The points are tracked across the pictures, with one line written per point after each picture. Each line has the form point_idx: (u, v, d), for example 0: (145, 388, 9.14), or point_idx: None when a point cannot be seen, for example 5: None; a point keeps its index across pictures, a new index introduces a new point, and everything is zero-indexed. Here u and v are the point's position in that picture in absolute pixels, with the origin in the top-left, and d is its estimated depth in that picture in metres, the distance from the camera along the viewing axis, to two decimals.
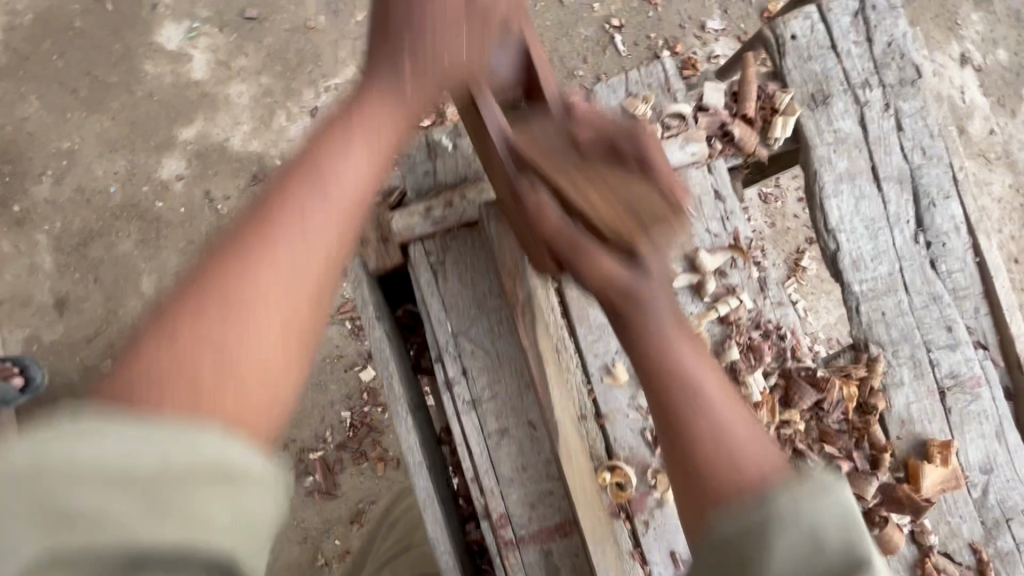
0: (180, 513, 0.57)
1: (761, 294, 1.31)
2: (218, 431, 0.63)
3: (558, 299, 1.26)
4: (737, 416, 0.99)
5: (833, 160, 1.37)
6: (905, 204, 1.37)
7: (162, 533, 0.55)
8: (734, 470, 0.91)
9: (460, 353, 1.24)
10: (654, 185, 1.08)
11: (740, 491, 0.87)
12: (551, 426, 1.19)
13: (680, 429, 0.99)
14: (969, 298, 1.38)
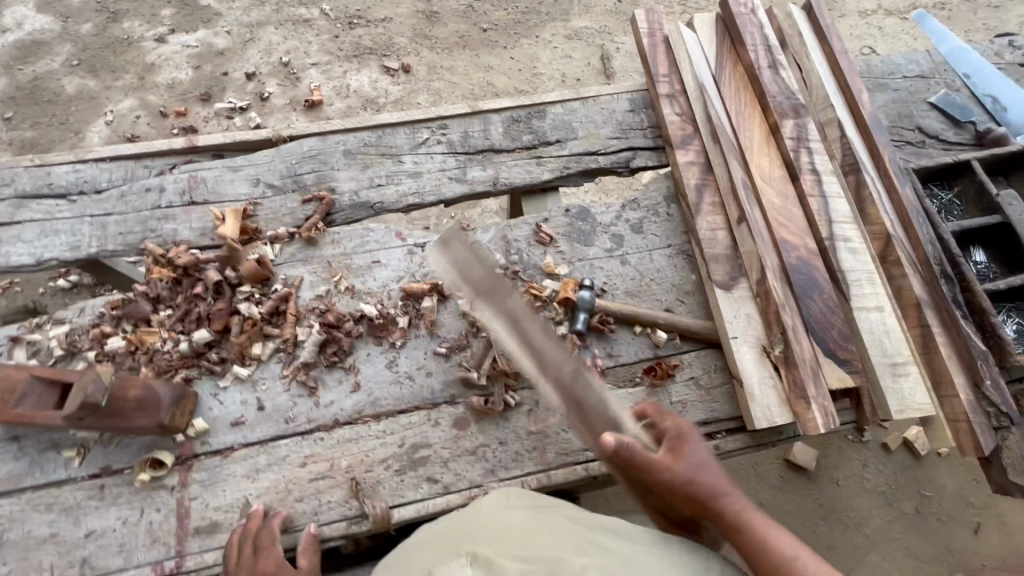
0: None
1: (537, 277, 1.48)
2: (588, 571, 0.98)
3: (355, 348, 1.37)
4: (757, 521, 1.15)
5: (566, 166, 1.63)
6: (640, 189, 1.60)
7: None
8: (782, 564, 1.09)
9: (255, 441, 1.28)
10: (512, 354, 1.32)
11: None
12: (366, 466, 1.27)
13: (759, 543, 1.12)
14: (734, 208, 1.49)
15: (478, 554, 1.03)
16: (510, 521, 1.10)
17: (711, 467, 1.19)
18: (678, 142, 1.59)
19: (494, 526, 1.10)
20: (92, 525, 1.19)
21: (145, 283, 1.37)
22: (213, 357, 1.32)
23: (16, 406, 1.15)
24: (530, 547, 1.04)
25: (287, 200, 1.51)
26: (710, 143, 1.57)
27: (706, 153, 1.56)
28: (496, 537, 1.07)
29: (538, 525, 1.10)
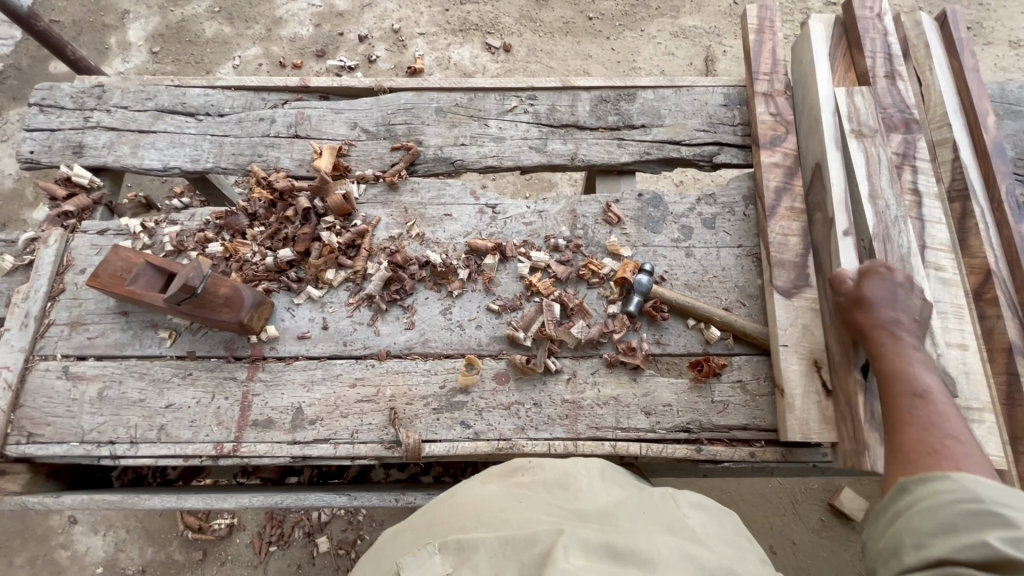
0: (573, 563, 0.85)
1: (598, 253, 1.50)
2: (570, 532, 0.91)
3: (415, 290, 1.46)
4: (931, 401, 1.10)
5: (646, 152, 1.63)
6: (717, 186, 1.57)
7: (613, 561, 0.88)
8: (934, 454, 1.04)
9: (312, 357, 1.40)
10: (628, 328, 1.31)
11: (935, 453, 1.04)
12: (407, 397, 1.36)
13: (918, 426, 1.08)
14: (815, 216, 1.43)
15: (449, 541, 0.95)
16: (484, 495, 1.08)
17: (896, 309, 1.16)
18: (769, 141, 1.54)
19: (469, 500, 1.07)
20: (171, 399, 1.36)
21: (247, 201, 1.54)
22: (292, 274, 1.46)
23: (130, 284, 1.33)
24: (503, 522, 0.98)
25: (379, 146, 1.63)
26: (802, 148, 1.51)
27: (796, 158, 1.51)
28: (467, 520, 1.01)
29: (512, 501, 1.05)
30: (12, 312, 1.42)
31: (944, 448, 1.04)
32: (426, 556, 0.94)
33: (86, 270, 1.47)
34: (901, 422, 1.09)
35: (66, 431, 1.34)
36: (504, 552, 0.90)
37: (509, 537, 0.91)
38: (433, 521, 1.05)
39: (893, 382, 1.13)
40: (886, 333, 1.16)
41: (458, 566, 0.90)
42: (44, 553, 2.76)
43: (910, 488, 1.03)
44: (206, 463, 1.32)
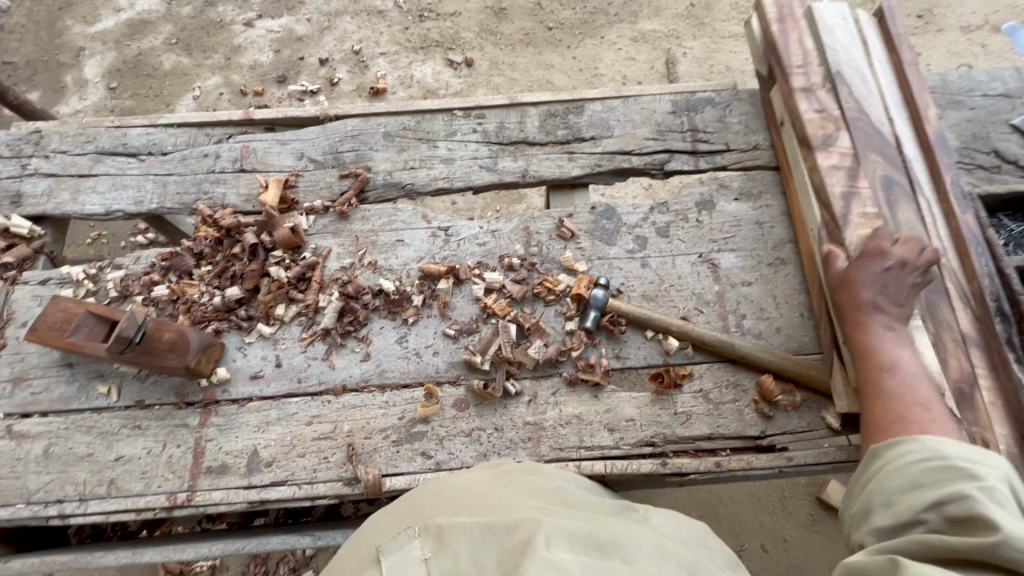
0: (559, 560, 0.77)
1: (553, 269, 1.49)
2: (557, 529, 0.83)
3: (369, 319, 1.44)
4: (915, 379, 1.17)
5: (596, 163, 1.63)
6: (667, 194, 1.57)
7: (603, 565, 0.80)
8: (895, 427, 1.13)
9: (264, 397, 1.37)
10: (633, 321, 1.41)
11: (901, 421, 1.13)
12: (365, 430, 1.33)
13: (880, 403, 1.17)
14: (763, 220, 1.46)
15: (429, 525, 0.86)
16: (463, 486, 1.00)
17: (880, 288, 1.22)
18: None
19: (450, 489, 1.00)
20: (121, 451, 1.32)
21: (193, 240, 1.51)
22: (241, 313, 1.43)
23: (70, 335, 1.30)
24: (487, 508, 0.91)
25: (327, 174, 1.61)
26: None
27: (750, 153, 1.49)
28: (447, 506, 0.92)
29: (493, 490, 0.98)
30: None
31: (910, 416, 1.13)
32: (403, 540, 0.83)
33: (28, 323, 1.42)
34: (873, 393, 1.18)
35: (12, 492, 1.29)
36: (488, 539, 0.81)
37: (491, 526, 0.83)
38: (408, 510, 0.96)
39: (872, 359, 1.20)
40: (875, 311, 1.22)
41: (438, 551, 0.81)
42: None
43: (880, 453, 1.10)
44: (159, 515, 1.28)
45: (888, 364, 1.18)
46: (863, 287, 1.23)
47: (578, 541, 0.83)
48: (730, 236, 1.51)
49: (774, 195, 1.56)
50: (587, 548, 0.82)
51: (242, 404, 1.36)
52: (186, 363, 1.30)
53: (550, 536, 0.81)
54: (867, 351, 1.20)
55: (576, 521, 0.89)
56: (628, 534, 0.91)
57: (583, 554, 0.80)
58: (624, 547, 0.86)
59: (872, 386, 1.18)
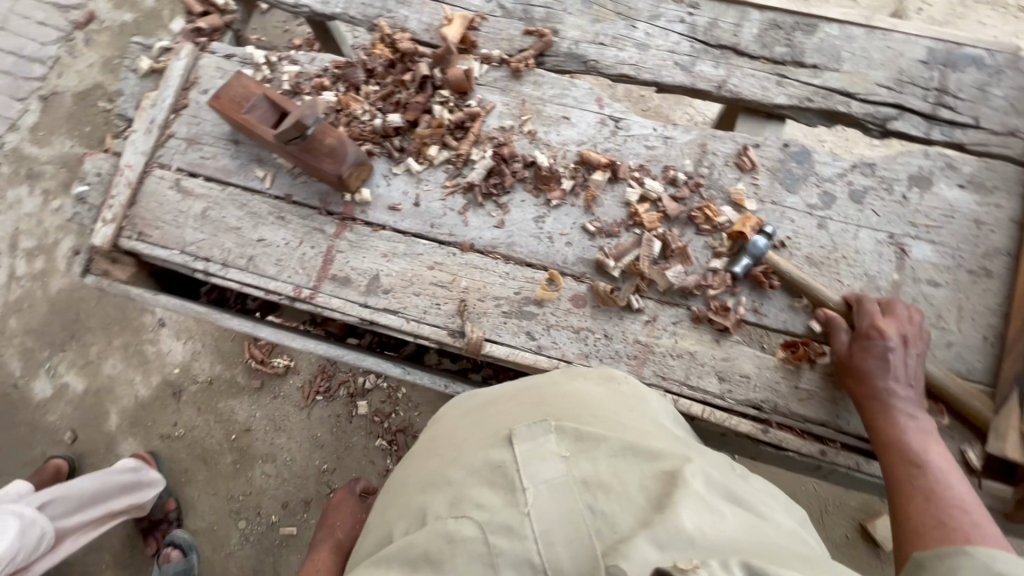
0: (704, 497, 0.80)
1: (718, 197, 1.34)
2: (699, 468, 0.86)
3: (513, 188, 1.39)
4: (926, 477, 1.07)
5: (806, 97, 1.40)
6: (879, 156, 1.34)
7: (743, 515, 0.81)
8: (929, 531, 1.01)
9: (396, 230, 1.39)
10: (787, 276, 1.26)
11: (933, 527, 1.01)
12: (480, 291, 1.34)
13: (923, 504, 1.05)
14: None
15: (566, 427, 0.93)
16: (593, 394, 1.04)
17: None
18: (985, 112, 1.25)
19: (577, 395, 1.03)
20: (264, 235, 1.41)
21: (367, 56, 1.49)
22: (396, 142, 1.42)
23: (246, 113, 1.35)
24: (621, 426, 0.95)
25: (511, 26, 1.49)
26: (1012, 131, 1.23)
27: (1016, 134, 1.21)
28: (579, 410, 0.98)
29: (623, 409, 1.02)
30: (140, 114, 1.49)
31: (942, 523, 1.01)
32: (541, 432, 0.91)
33: (209, 91, 1.49)
34: (909, 487, 1.08)
35: (171, 238, 1.43)
36: (626, 459, 0.87)
37: (634, 447, 0.88)
38: (537, 400, 1.03)
39: (902, 446, 1.11)
40: (888, 399, 1.14)
41: (576, 453, 0.88)
42: (135, 342, 3.20)
43: (920, 562, 0.98)
44: (283, 301, 1.39)
45: (896, 447, 1.12)
46: (868, 375, 1.15)
47: (722, 487, 0.84)
48: (936, 225, 1.29)
49: (1012, 196, 1.29)
50: (730, 495, 0.84)
51: (376, 228, 1.39)
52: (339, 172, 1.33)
53: (695, 473, 0.84)
54: (890, 444, 1.12)
55: (714, 466, 0.90)
56: (764, 494, 0.91)
57: (726, 499, 0.82)
58: (761, 505, 0.87)
59: (910, 480, 1.08)
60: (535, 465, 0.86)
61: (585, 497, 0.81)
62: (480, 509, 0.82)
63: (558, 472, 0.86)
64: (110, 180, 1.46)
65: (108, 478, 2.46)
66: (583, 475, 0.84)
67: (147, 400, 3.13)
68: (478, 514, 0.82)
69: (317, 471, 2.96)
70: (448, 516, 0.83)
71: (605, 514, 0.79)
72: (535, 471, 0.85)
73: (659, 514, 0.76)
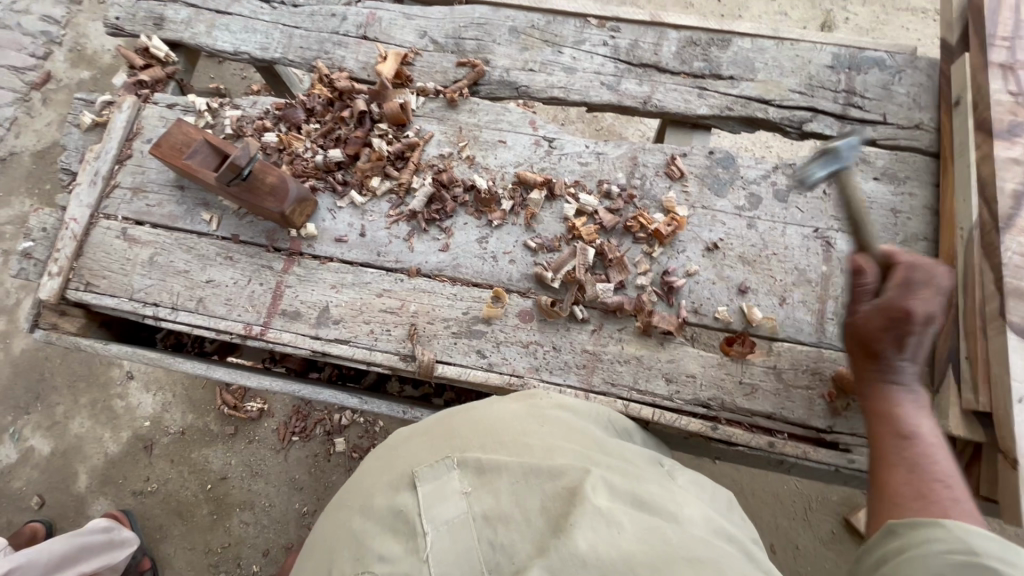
0: (602, 513, 0.82)
1: (650, 205, 1.40)
2: (597, 483, 0.87)
3: (455, 212, 1.43)
4: (917, 450, 1.04)
5: (726, 106, 1.48)
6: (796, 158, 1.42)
7: (644, 520, 0.84)
8: (905, 502, 0.99)
9: (343, 261, 1.42)
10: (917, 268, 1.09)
11: (918, 497, 0.98)
12: (429, 315, 1.36)
13: (905, 472, 1.02)
14: None
15: (467, 459, 0.93)
16: (503, 415, 1.03)
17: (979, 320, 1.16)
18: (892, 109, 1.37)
19: (487, 415, 1.03)
20: (212, 276, 1.42)
21: (307, 96, 1.54)
22: (338, 177, 1.46)
23: (187, 158, 1.38)
24: (525, 446, 0.95)
25: (444, 59, 1.56)
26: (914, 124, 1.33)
27: None
28: (484, 437, 0.98)
29: (533, 423, 1.02)
30: (84, 168, 1.51)
31: (931, 493, 0.98)
32: (443, 470, 0.92)
33: (153, 140, 1.52)
34: (890, 457, 1.05)
35: (118, 286, 1.43)
36: (527, 484, 0.87)
37: (532, 470, 0.89)
38: (443, 430, 1.01)
39: (887, 417, 1.09)
40: (890, 374, 1.10)
41: (477, 488, 0.88)
42: (103, 398, 3.13)
43: (897, 530, 0.94)
44: (235, 340, 1.39)
45: (893, 423, 1.07)
46: (878, 340, 1.09)
47: (621, 500, 0.87)
48: None
49: (924, 184, 1.37)
50: (628, 506, 0.86)
51: (323, 261, 1.42)
52: (282, 210, 1.36)
53: (592, 490, 0.86)
54: (883, 413, 1.09)
55: (617, 474, 0.92)
56: (672, 495, 0.93)
57: (624, 511, 0.85)
58: (667, 505, 0.89)
59: (896, 452, 1.05)
60: (435, 507, 0.86)
61: (485, 532, 0.83)
62: (382, 563, 0.80)
63: (457, 510, 0.86)
64: (56, 234, 1.47)
65: (75, 542, 2.38)
66: (484, 510, 0.85)
67: (118, 456, 3.05)
68: (378, 568, 0.80)
69: (297, 514, 2.90)
70: (350, 573, 0.81)
71: (504, 546, 0.81)
72: (434, 512, 0.86)
73: (555, 539, 0.78)
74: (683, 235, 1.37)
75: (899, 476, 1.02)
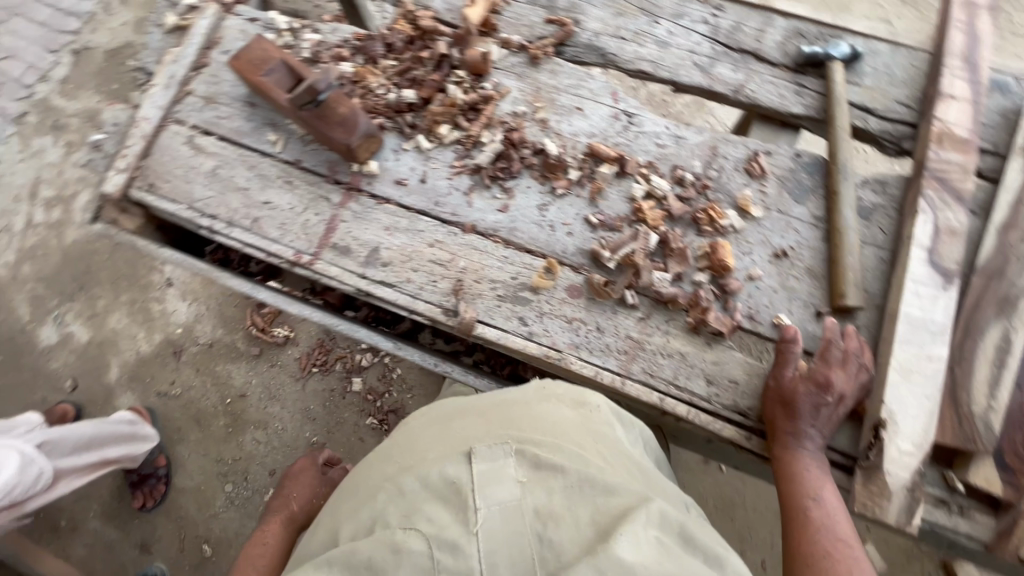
0: (642, 535, 0.87)
1: (723, 200, 1.34)
2: (644, 505, 0.93)
3: (520, 174, 1.39)
4: (829, 506, 1.12)
5: (824, 108, 1.39)
6: (891, 176, 1.33)
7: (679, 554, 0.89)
8: (813, 560, 1.08)
9: (400, 206, 1.40)
10: (830, 365, 1.16)
11: (824, 556, 1.08)
12: (479, 274, 1.34)
13: (802, 524, 1.12)
14: (989, 245, 1.23)
15: (526, 452, 1.02)
16: (561, 420, 1.12)
17: None
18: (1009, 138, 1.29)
19: (542, 418, 1.13)
20: (270, 198, 1.42)
21: (388, 30, 1.49)
22: (407, 118, 1.42)
23: (263, 76, 1.36)
24: (577, 456, 1.03)
25: (534, 13, 1.50)
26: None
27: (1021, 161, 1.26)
28: (542, 432, 1.08)
29: (587, 441, 1.10)
30: (161, 70, 1.50)
31: (831, 562, 1.07)
32: (502, 455, 1.01)
33: (230, 52, 1.50)
34: (790, 510, 1.14)
35: (179, 193, 1.44)
36: (578, 492, 0.94)
37: (587, 481, 0.96)
38: (504, 420, 1.12)
39: (801, 467, 1.14)
40: (804, 438, 1.15)
41: (531, 480, 0.97)
42: (142, 300, 3.25)
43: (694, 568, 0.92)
44: (283, 265, 1.40)
45: (796, 481, 1.14)
46: (797, 412, 1.14)
47: (658, 516, 0.92)
48: None
49: None
50: (666, 530, 0.91)
51: (381, 201, 1.40)
52: (350, 142, 1.34)
53: (637, 511, 0.91)
54: (797, 477, 1.14)
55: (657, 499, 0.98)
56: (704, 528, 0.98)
57: (662, 532, 0.90)
58: (698, 537, 0.94)
59: (796, 508, 1.13)
60: (490, 487, 0.95)
61: (535, 525, 0.90)
62: (429, 523, 0.92)
63: (510, 495, 0.94)
64: (126, 132, 1.47)
65: (101, 429, 2.49)
66: (536, 505, 0.93)
67: (149, 357, 3.18)
68: (424, 528, 0.91)
69: (307, 442, 3.00)
70: (397, 527, 0.92)
71: (549, 541, 0.88)
72: (489, 491, 0.94)
73: (598, 544, 0.84)
74: (753, 236, 1.31)
75: (812, 534, 1.11)
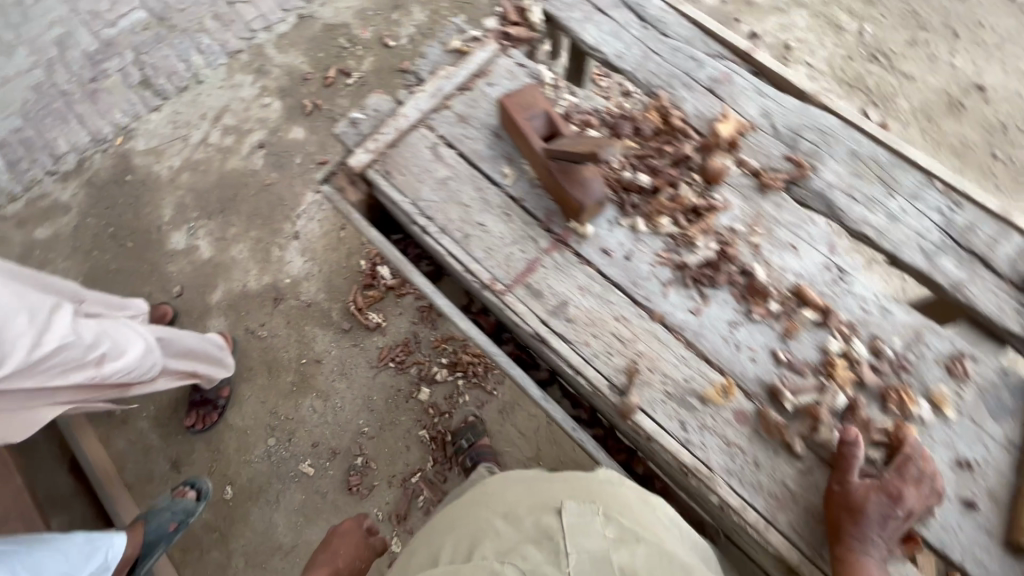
0: None
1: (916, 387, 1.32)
2: None
3: (721, 286, 1.43)
4: None
5: None
6: None
7: None
8: None
9: (599, 273, 1.46)
10: (903, 480, 1.19)
11: None
12: (653, 363, 1.37)
13: None
14: None
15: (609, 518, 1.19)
16: (636, 505, 1.28)
17: None
18: None
19: (621, 497, 1.29)
20: (485, 222, 1.52)
21: (638, 116, 1.61)
22: (632, 198, 1.51)
23: (526, 120, 1.50)
24: (652, 535, 1.18)
25: (776, 147, 1.57)
26: None
27: None
28: (614, 504, 1.25)
29: (660, 529, 1.24)
30: (431, 80, 1.67)
31: None
32: (588, 515, 1.17)
33: (495, 86, 1.65)
34: None
35: (408, 188, 1.57)
36: (654, 563, 1.10)
37: (661, 555, 1.12)
38: (586, 489, 1.29)
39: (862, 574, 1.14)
40: (869, 544, 1.16)
41: (614, 541, 1.13)
42: (266, 241, 3.47)
43: None
44: (475, 285, 1.48)
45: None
46: (865, 519, 1.15)
47: None
48: None
49: None
50: None
51: (583, 261, 1.48)
52: (582, 202, 1.42)
53: None
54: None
55: None
56: None
57: None
58: None
59: None
60: (579, 537, 1.11)
61: None
62: (525, 559, 1.08)
63: (596, 547, 1.10)
64: (383, 120, 1.63)
65: (199, 345, 2.63)
66: (618, 562, 1.08)
67: (252, 294, 3.37)
68: (520, 561, 1.07)
69: (358, 429, 3.05)
70: (496, 558, 1.10)
71: None
72: (580, 542, 1.10)
73: None
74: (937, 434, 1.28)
75: None
